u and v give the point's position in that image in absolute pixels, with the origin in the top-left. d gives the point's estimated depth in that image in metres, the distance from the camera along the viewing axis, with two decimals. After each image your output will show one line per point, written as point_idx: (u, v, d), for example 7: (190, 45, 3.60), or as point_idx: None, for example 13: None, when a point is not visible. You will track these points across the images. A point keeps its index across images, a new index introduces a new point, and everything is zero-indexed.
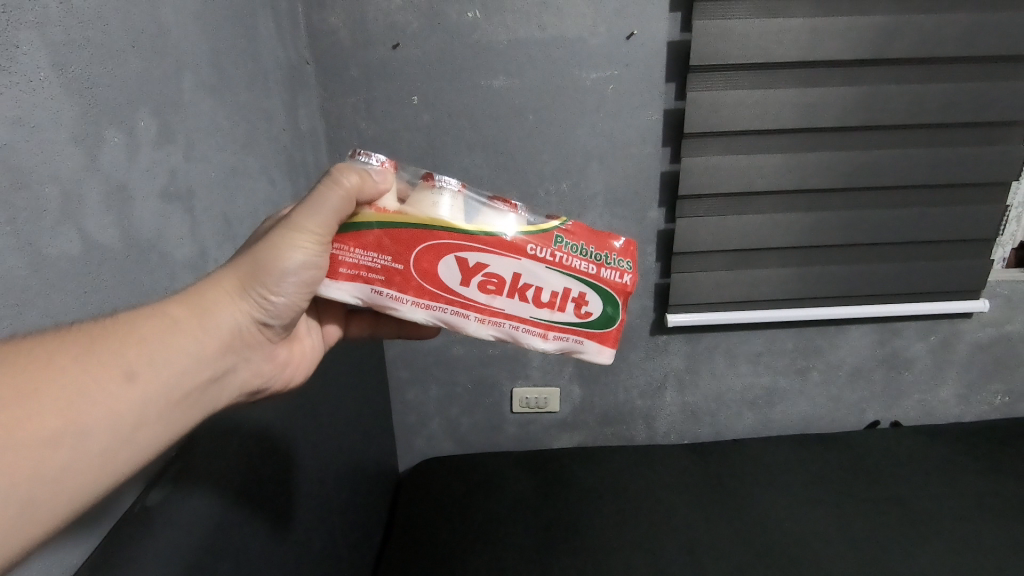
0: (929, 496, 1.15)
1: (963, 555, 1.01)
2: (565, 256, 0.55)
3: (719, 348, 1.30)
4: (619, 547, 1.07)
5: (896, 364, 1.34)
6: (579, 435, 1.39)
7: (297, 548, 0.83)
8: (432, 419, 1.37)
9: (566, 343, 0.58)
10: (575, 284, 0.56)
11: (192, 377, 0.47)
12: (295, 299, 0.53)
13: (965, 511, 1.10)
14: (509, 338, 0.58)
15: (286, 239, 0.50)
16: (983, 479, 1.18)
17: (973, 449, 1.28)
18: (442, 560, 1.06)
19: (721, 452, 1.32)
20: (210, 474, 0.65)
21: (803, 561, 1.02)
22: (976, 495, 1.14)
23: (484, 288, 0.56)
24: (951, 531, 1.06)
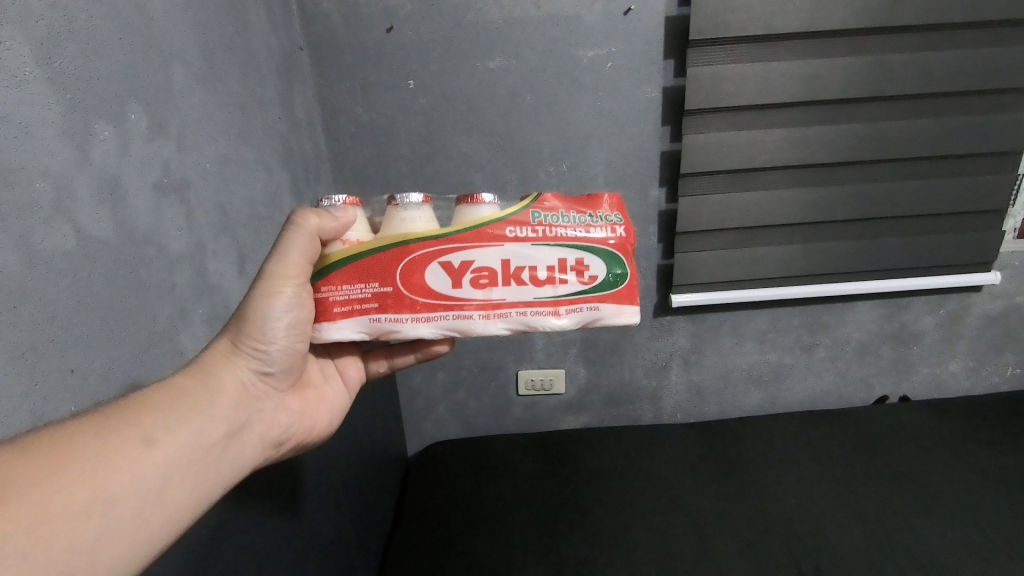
0: (938, 469, 1.14)
1: (975, 528, 1.00)
2: (549, 228, 0.57)
3: (724, 327, 1.29)
4: (625, 526, 1.08)
5: (904, 339, 1.33)
6: (585, 416, 1.40)
7: (307, 534, 0.84)
8: (438, 404, 1.38)
9: (583, 314, 0.57)
10: (569, 252, 0.56)
11: (210, 436, 0.48)
12: (290, 344, 0.55)
13: (975, 484, 1.10)
14: (524, 327, 0.56)
15: (265, 290, 0.52)
16: (993, 451, 1.18)
17: (984, 423, 1.27)
18: (450, 542, 1.08)
19: (727, 431, 1.33)
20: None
21: (810, 535, 1.02)
22: (987, 468, 1.13)
23: (478, 285, 0.55)
24: (962, 505, 1.05)
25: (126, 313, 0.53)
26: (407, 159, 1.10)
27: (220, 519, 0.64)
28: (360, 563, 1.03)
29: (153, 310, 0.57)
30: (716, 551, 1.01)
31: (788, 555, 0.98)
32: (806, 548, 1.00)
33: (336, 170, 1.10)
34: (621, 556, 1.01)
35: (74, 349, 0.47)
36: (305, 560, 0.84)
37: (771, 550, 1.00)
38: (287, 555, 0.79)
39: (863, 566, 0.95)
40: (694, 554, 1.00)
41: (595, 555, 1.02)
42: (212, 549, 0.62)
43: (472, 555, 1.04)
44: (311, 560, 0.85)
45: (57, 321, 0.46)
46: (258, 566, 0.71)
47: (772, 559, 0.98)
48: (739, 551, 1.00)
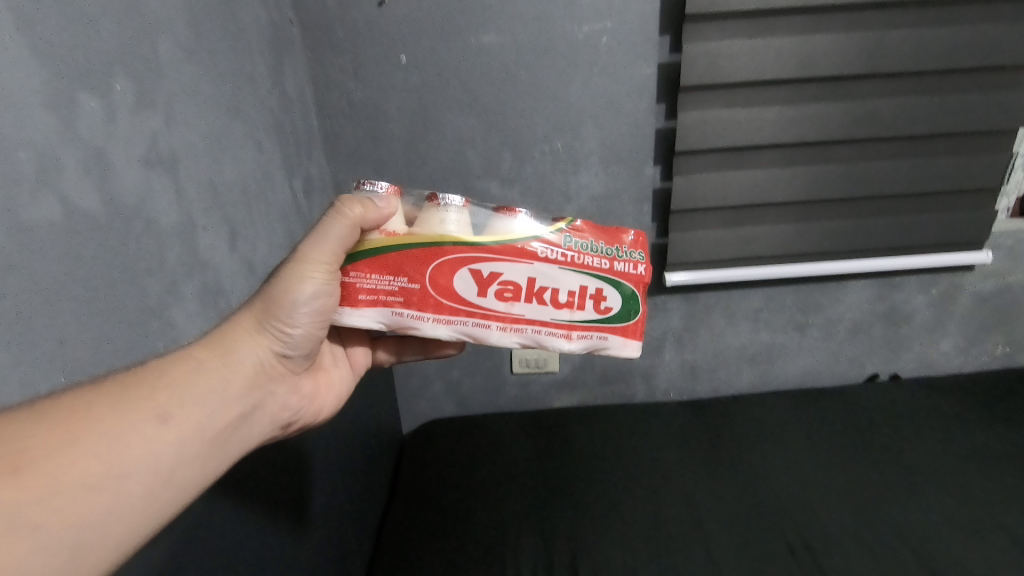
0: (925, 447, 1.16)
1: (959, 505, 1.02)
2: (577, 255, 0.58)
3: (718, 306, 1.30)
4: (618, 502, 1.09)
5: (896, 319, 1.34)
6: (579, 394, 1.41)
7: (302, 510, 0.85)
8: (433, 382, 1.38)
9: (591, 340, 0.60)
10: (591, 281, 0.58)
11: (225, 413, 0.48)
12: (311, 329, 0.55)
13: (961, 462, 1.12)
14: (534, 343, 0.59)
15: (296, 272, 0.53)
16: (980, 430, 1.19)
17: (974, 401, 1.28)
18: (445, 518, 1.09)
19: (720, 408, 1.34)
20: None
21: (798, 512, 1.04)
22: (973, 446, 1.15)
23: (501, 297, 0.58)
24: (947, 482, 1.07)
25: (115, 287, 0.53)
26: (401, 137, 1.09)
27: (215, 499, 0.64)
28: (355, 538, 1.04)
29: (144, 285, 0.57)
30: (706, 527, 1.03)
31: (778, 532, 1.00)
32: (793, 525, 1.01)
33: (328, 147, 1.09)
34: (612, 532, 1.03)
35: (61, 321, 0.47)
36: (300, 535, 0.85)
37: (760, 527, 1.01)
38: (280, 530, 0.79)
39: (851, 542, 0.97)
40: (685, 530, 1.02)
41: (586, 531, 1.03)
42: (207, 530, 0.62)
43: (467, 531, 1.06)
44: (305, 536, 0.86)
45: (44, 292, 0.45)
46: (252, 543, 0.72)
47: (762, 535, 1.00)
48: (728, 527, 1.02)
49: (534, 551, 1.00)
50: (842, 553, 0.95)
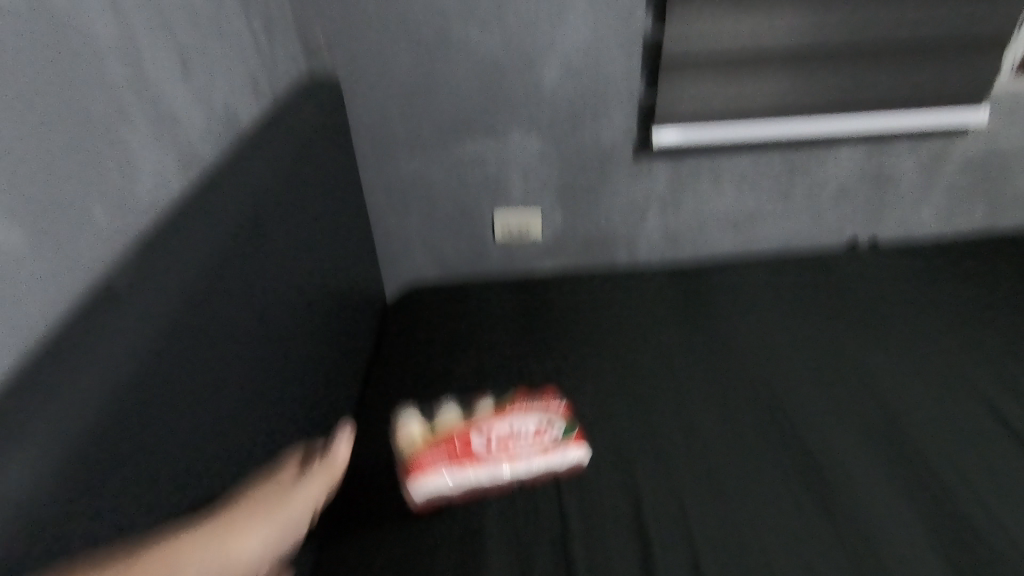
0: (893, 308, 1.20)
1: (916, 359, 1.08)
2: (532, 417, 0.91)
3: (703, 166, 1.28)
4: (599, 354, 1.12)
5: (882, 183, 1.33)
6: (561, 261, 1.42)
7: (301, 361, 0.85)
8: (415, 245, 1.37)
9: (567, 454, 0.86)
10: (540, 419, 0.90)
11: (251, 556, 0.51)
12: (288, 538, 0.56)
13: (924, 323, 1.16)
14: (532, 467, 0.85)
15: (286, 489, 0.60)
16: (948, 291, 1.23)
17: (950, 264, 1.31)
18: (433, 365, 1.10)
19: (701, 274, 1.34)
20: (226, 277, 0.64)
21: (770, 367, 1.08)
22: (938, 305, 1.20)
23: (499, 444, 0.86)
24: (909, 338, 1.13)
25: (56, 92, 0.52)
26: None
27: (229, 326, 0.64)
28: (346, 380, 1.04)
29: (86, 101, 0.55)
30: (681, 377, 1.06)
31: (745, 378, 1.06)
32: (766, 378, 1.05)
33: None
34: (592, 381, 1.06)
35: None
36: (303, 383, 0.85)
37: (734, 380, 1.05)
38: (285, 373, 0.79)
39: (811, 388, 1.03)
40: (660, 376, 1.07)
41: (569, 381, 1.06)
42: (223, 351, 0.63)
43: (456, 378, 1.07)
44: (306, 382, 0.86)
45: None
46: (267, 377, 0.73)
47: (731, 382, 1.05)
48: (704, 378, 1.06)
49: (520, 394, 1.03)
50: (802, 398, 1.01)
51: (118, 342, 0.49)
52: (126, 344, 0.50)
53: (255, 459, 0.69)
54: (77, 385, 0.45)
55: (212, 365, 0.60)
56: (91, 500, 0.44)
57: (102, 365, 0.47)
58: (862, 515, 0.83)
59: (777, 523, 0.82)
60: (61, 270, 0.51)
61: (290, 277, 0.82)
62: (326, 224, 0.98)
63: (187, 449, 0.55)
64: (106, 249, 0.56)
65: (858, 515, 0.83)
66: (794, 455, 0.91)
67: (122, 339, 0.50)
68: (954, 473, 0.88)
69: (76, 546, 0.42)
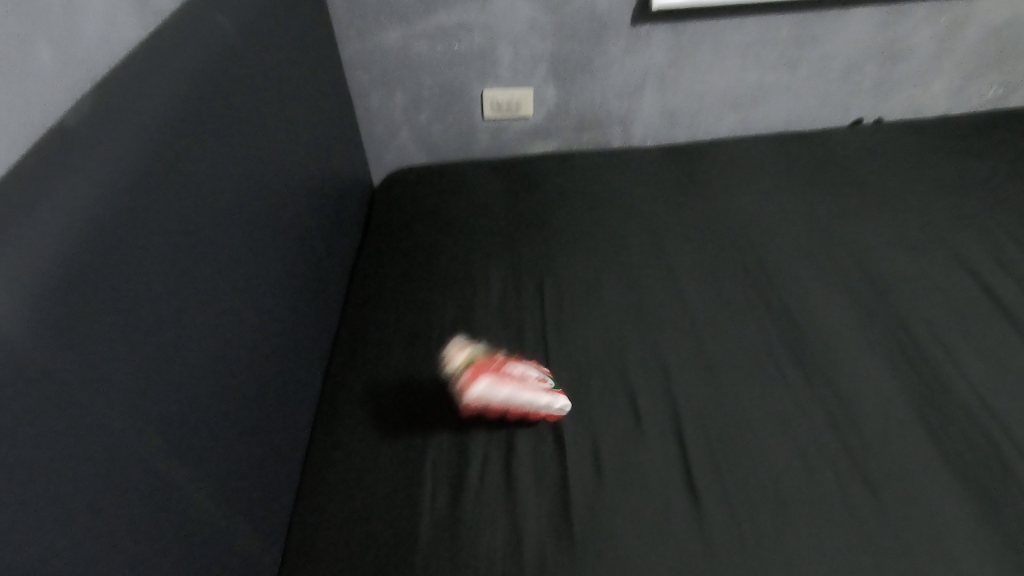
0: (896, 179, 1.17)
1: (913, 224, 1.07)
2: None
3: (707, 38, 1.23)
4: (587, 228, 1.12)
5: (894, 54, 1.30)
6: (554, 141, 1.39)
7: (288, 256, 0.88)
8: (401, 129, 1.34)
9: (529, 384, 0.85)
10: None
11: None
12: None
13: (925, 189, 1.14)
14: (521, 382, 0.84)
15: None
16: (955, 159, 1.21)
17: (953, 136, 1.27)
18: (416, 248, 1.11)
19: (699, 151, 1.31)
20: (177, 151, 0.63)
21: (760, 244, 1.06)
22: (943, 175, 1.17)
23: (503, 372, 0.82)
24: (908, 205, 1.11)
25: None
26: None
27: (196, 213, 0.65)
28: (332, 269, 1.07)
29: None
30: (668, 252, 1.06)
31: (734, 253, 1.05)
32: (754, 254, 1.04)
33: None
34: (579, 254, 1.06)
35: None
36: (289, 273, 0.88)
37: (722, 256, 1.04)
38: (271, 267, 0.82)
39: (801, 260, 1.02)
40: (647, 251, 1.06)
41: (553, 255, 1.07)
42: (191, 233, 0.63)
43: (439, 257, 1.08)
44: (292, 272, 0.89)
45: None
46: (248, 263, 0.75)
47: (718, 257, 1.04)
48: (691, 253, 1.05)
49: (502, 274, 1.04)
50: (791, 271, 1.00)
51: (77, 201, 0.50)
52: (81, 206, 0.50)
53: (245, 339, 0.73)
54: (36, 241, 0.46)
55: (179, 242, 0.61)
56: (60, 361, 0.46)
57: (56, 227, 0.48)
58: (846, 374, 0.84)
59: (756, 385, 0.83)
60: (38, 105, 0.53)
61: (273, 181, 0.85)
62: (303, 117, 0.98)
63: (173, 342, 0.59)
64: (79, 83, 0.58)
65: (841, 375, 0.84)
66: (780, 327, 0.91)
67: (101, 180, 0.53)
68: (929, 334, 0.88)
69: (53, 401, 0.44)
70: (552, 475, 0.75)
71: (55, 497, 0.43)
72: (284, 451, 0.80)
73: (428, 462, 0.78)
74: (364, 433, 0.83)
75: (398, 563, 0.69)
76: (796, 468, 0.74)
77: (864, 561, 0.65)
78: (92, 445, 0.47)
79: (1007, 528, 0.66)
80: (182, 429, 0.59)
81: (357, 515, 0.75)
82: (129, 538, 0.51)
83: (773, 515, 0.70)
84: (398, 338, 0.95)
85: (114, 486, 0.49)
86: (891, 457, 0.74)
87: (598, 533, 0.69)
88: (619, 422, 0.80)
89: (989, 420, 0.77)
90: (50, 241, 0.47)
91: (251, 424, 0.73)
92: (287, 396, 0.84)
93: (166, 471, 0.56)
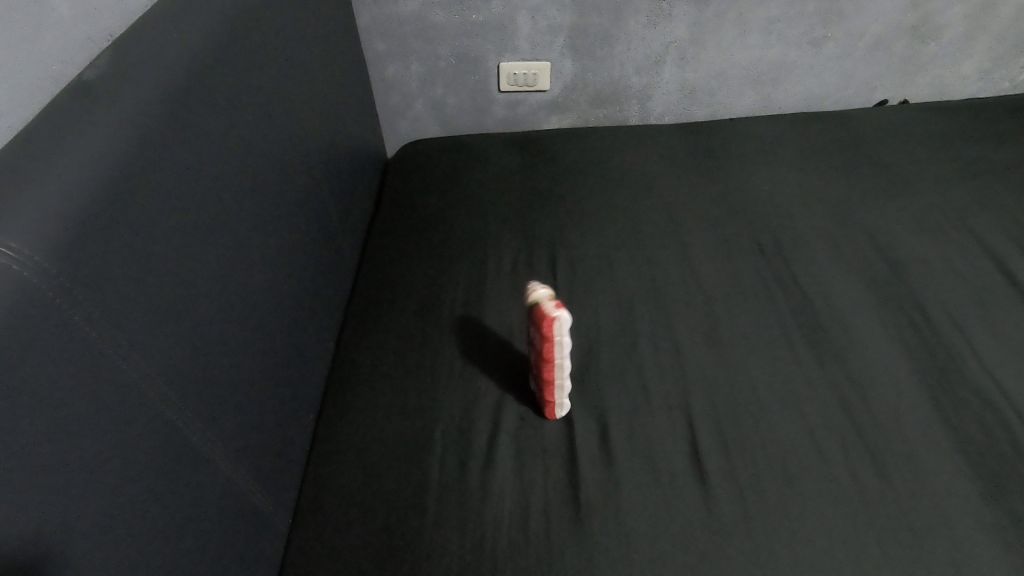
0: (920, 162, 1.15)
1: (934, 208, 1.05)
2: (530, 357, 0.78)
3: (730, 12, 1.20)
4: (601, 204, 1.11)
5: (924, 33, 1.26)
6: (569, 115, 1.37)
7: (302, 225, 0.88)
8: (416, 100, 1.33)
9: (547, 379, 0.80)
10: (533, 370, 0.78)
11: None
12: None
13: (950, 173, 1.12)
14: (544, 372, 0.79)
15: None
16: (982, 143, 1.18)
17: (980, 119, 1.24)
18: (428, 221, 1.11)
19: (718, 129, 1.29)
20: (193, 110, 0.63)
21: (777, 224, 1.05)
22: (969, 159, 1.14)
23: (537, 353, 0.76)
24: (931, 189, 1.08)
25: None
26: None
27: (210, 177, 0.65)
28: (345, 240, 1.07)
29: None
30: (684, 231, 1.05)
31: (749, 232, 1.04)
32: (771, 233, 1.03)
33: None
34: (593, 230, 1.06)
35: None
36: (302, 242, 0.88)
37: (737, 236, 1.03)
38: (285, 235, 0.82)
39: (817, 240, 1.01)
40: (661, 228, 1.05)
41: (568, 231, 1.06)
42: (206, 198, 0.64)
43: (451, 230, 1.08)
44: (306, 242, 0.89)
45: None
46: (263, 228, 0.76)
47: (733, 235, 1.03)
48: (707, 232, 1.04)
49: (515, 248, 1.03)
50: (807, 251, 0.99)
51: (88, 157, 0.51)
52: (94, 161, 0.51)
53: (258, 303, 0.74)
54: (47, 196, 0.47)
55: (195, 202, 0.62)
56: (76, 314, 0.46)
57: (67, 184, 0.48)
58: (858, 355, 0.83)
59: (766, 363, 0.83)
60: (49, 68, 0.53)
61: (288, 148, 0.85)
62: (319, 85, 0.97)
63: (187, 306, 0.59)
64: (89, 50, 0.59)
65: (853, 355, 0.83)
66: (793, 306, 0.91)
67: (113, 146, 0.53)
68: (946, 319, 0.87)
69: (69, 353, 0.45)
70: (559, 446, 0.76)
71: (72, 447, 0.45)
72: (295, 414, 0.82)
73: (436, 431, 0.79)
74: (375, 401, 0.84)
75: (404, 526, 0.71)
76: (803, 446, 0.74)
77: (866, 538, 0.66)
78: (108, 399, 0.49)
79: (1014, 511, 0.67)
80: (196, 389, 0.60)
81: (364, 480, 0.76)
82: (145, 491, 0.52)
83: (778, 490, 0.70)
84: (410, 307, 0.96)
85: (130, 440, 0.51)
86: (900, 441, 0.74)
87: (603, 503, 0.70)
88: (627, 396, 0.81)
89: (1003, 405, 0.76)
90: (62, 196, 0.48)
91: (263, 386, 0.74)
92: (300, 362, 0.85)
93: (180, 429, 0.57)
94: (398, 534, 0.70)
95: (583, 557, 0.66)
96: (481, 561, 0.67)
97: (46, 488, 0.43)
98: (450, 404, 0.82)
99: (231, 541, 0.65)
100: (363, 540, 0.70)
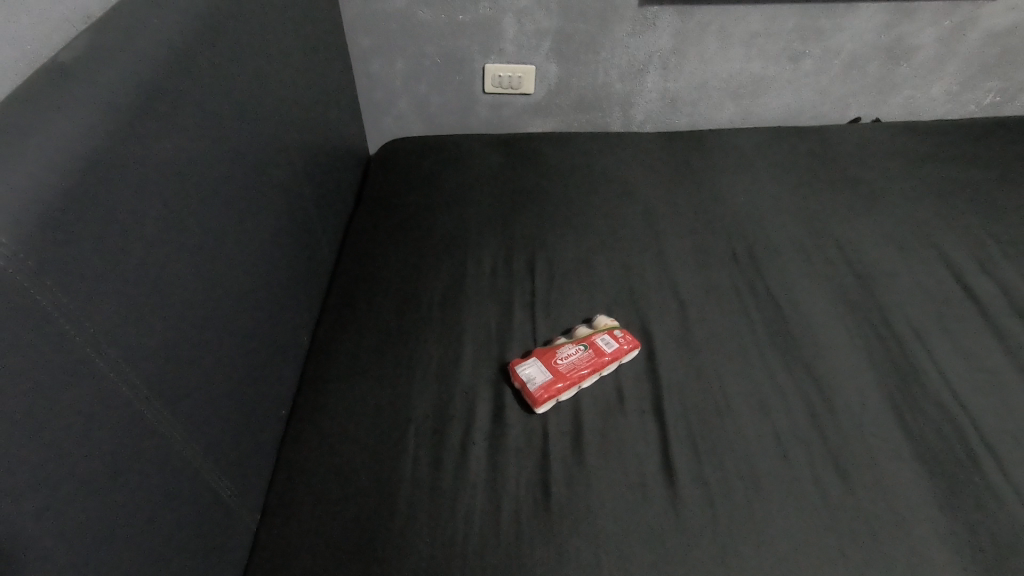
0: (888, 179, 1.18)
1: (901, 223, 1.08)
2: (560, 354, 0.83)
3: (713, 26, 1.23)
4: (581, 208, 1.12)
5: (896, 55, 1.31)
6: (553, 119, 1.38)
7: (280, 220, 0.87)
8: (400, 97, 1.32)
9: (537, 377, 0.81)
10: (545, 366, 0.82)
11: None
12: None
13: (916, 190, 1.16)
14: (544, 375, 0.81)
15: None
16: (947, 163, 1.22)
17: (947, 139, 1.29)
18: (408, 219, 1.10)
19: (697, 138, 1.31)
20: (174, 98, 0.62)
21: (752, 234, 1.07)
22: (935, 177, 1.19)
23: (569, 362, 0.82)
24: (900, 204, 1.12)
25: None
26: None
27: (191, 168, 0.64)
28: (324, 235, 1.06)
29: None
30: (661, 237, 1.06)
31: (725, 241, 1.06)
32: (744, 242, 1.05)
33: None
34: (573, 232, 1.07)
35: None
36: (280, 235, 0.87)
37: (713, 243, 1.05)
38: (263, 230, 0.81)
39: (791, 251, 1.04)
40: (639, 233, 1.07)
41: (547, 233, 1.07)
42: (186, 189, 0.63)
43: (431, 230, 1.08)
44: (284, 235, 0.88)
45: None
46: (241, 220, 0.75)
47: (709, 243, 1.05)
48: (684, 238, 1.06)
49: (494, 249, 1.04)
50: (779, 261, 1.02)
51: (62, 142, 0.49)
52: (69, 146, 0.50)
53: (234, 294, 0.73)
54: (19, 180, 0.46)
55: (172, 191, 0.61)
56: (44, 299, 0.45)
57: (39, 167, 0.47)
58: (826, 363, 0.86)
59: (737, 368, 0.85)
60: (23, 47, 0.52)
61: (269, 143, 0.84)
62: (302, 79, 0.97)
63: (164, 294, 0.59)
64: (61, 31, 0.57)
65: (821, 364, 0.86)
66: (766, 314, 0.93)
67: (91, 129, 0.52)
68: (909, 329, 0.90)
69: (37, 342, 0.44)
70: (533, 446, 0.77)
71: (37, 435, 0.44)
72: (268, 408, 0.81)
73: (411, 431, 0.79)
74: (350, 398, 0.83)
75: (376, 526, 0.70)
76: (770, 451, 0.76)
77: (828, 539, 0.68)
78: (75, 388, 0.48)
79: (968, 515, 0.69)
80: (171, 382, 0.60)
81: (337, 479, 0.75)
82: (117, 479, 0.52)
83: (745, 495, 0.72)
84: (387, 305, 0.95)
85: (98, 431, 0.50)
86: (864, 448, 0.76)
87: (575, 504, 0.71)
88: (602, 399, 0.82)
89: (961, 415, 0.79)
90: (33, 177, 0.47)
91: (235, 380, 0.73)
92: (274, 357, 0.84)
93: (154, 420, 0.57)
94: (370, 531, 0.70)
95: (553, 556, 0.67)
96: (451, 559, 0.67)
97: (8, 477, 0.42)
98: (425, 403, 0.82)
99: (200, 533, 0.64)
100: (333, 538, 0.70)
